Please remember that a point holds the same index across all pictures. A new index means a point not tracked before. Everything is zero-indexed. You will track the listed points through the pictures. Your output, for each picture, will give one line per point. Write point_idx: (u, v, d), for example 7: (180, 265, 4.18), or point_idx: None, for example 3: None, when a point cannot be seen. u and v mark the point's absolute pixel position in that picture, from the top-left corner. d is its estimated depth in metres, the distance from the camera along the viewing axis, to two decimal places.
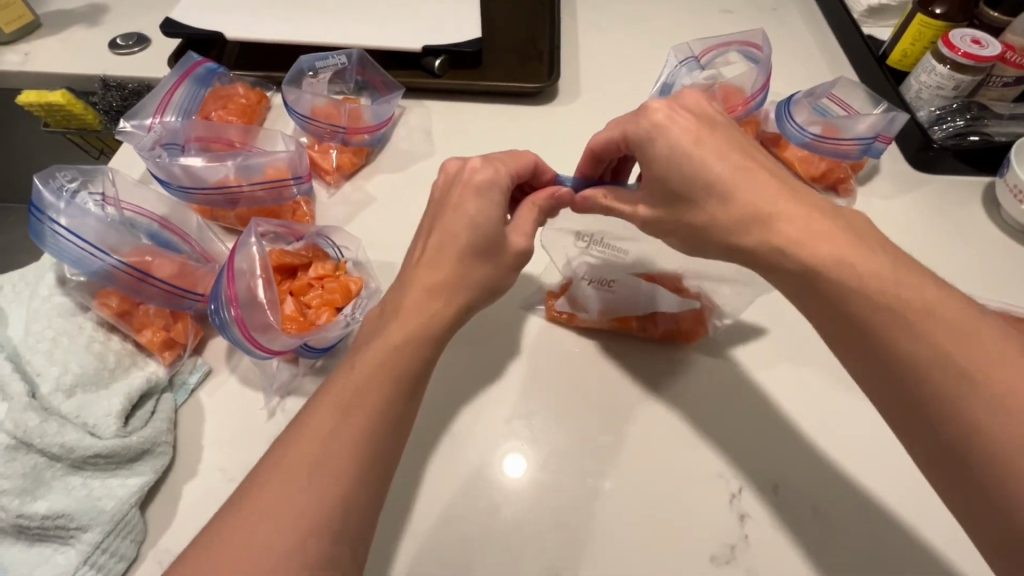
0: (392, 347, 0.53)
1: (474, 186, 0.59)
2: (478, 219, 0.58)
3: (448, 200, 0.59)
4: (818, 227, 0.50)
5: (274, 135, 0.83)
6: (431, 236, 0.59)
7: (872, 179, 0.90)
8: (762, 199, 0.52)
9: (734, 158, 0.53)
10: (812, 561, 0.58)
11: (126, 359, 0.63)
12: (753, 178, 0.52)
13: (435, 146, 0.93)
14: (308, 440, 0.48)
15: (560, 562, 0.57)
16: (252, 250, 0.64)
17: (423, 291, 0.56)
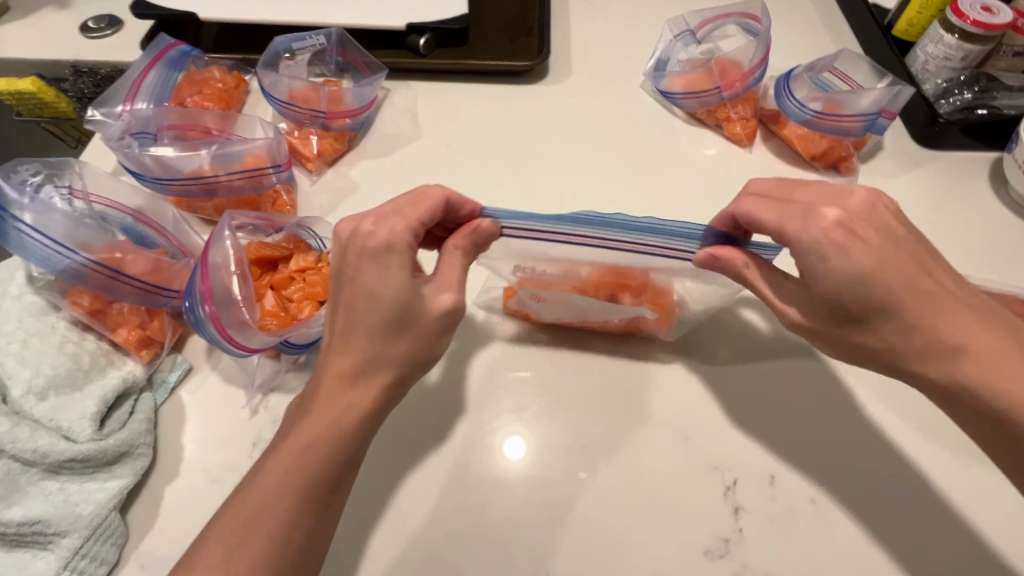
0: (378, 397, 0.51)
1: (367, 256, 0.52)
2: (383, 294, 0.50)
3: (346, 272, 0.52)
4: (1006, 361, 0.45)
5: (253, 121, 0.80)
6: (334, 318, 0.53)
7: (875, 156, 0.87)
8: (944, 327, 0.46)
9: (913, 276, 0.47)
10: (808, 554, 0.56)
11: (101, 359, 0.61)
12: (935, 298, 0.46)
13: (422, 130, 0.89)
14: (290, 447, 0.49)
15: (550, 558, 0.56)
16: (226, 244, 0.63)
17: (338, 380, 0.51)
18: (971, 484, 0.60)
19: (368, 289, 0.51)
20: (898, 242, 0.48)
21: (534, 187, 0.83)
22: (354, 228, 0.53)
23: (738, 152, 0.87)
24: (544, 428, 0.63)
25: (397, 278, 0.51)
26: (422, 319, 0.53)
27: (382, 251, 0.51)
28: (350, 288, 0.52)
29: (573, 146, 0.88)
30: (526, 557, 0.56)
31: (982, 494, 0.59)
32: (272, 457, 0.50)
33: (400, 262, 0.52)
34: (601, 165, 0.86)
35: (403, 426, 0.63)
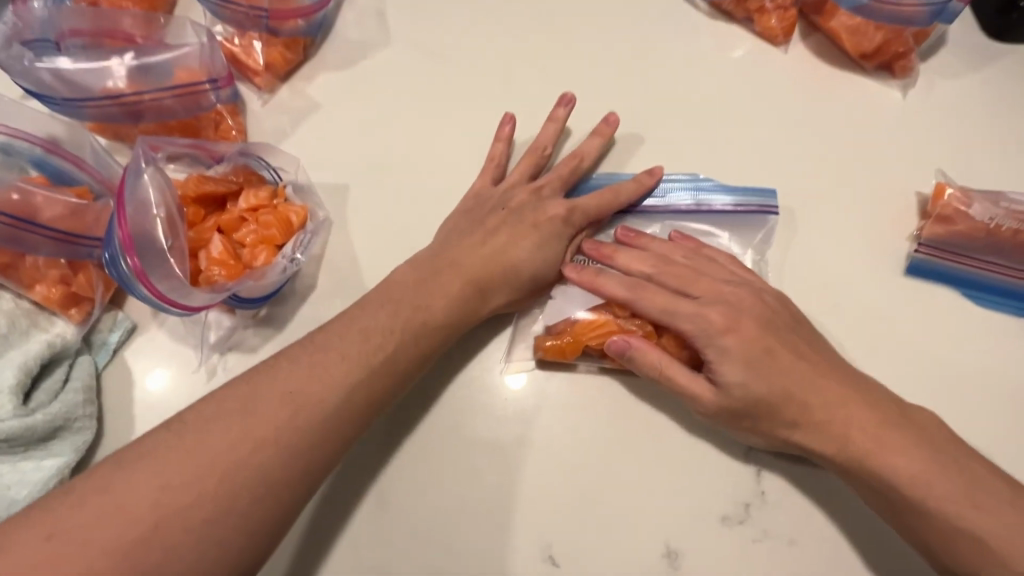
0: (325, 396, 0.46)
1: (516, 206, 0.60)
2: (511, 230, 0.58)
3: (486, 222, 0.59)
4: (833, 397, 0.50)
5: (181, 22, 0.64)
6: (474, 235, 0.58)
7: (938, 52, 0.72)
8: (760, 354, 0.51)
9: (707, 292, 0.55)
10: (836, 517, 0.51)
11: (22, 321, 0.52)
12: (838, 371, 0.52)
13: (390, 32, 0.73)
14: (227, 427, 0.43)
15: (551, 529, 0.51)
16: (145, 184, 0.53)
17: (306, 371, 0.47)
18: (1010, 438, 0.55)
19: (495, 250, 0.57)
20: (708, 270, 0.57)
21: (528, 102, 0.70)
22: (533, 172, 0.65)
23: (772, 53, 0.72)
24: (544, 386, 0.55)
25: (534, 228, 0.58)
26: (525, 284, 0.57)
27: (529, 204, 0.60)
28: (382, 299, 0.53)
29: (573, 49, 0.72)
30: (524, 527, 0.51)
31: (1019, 446, 0.55)
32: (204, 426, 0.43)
33: (542, 219, 0.59)
34: (608, 73, 0.71)
35: None
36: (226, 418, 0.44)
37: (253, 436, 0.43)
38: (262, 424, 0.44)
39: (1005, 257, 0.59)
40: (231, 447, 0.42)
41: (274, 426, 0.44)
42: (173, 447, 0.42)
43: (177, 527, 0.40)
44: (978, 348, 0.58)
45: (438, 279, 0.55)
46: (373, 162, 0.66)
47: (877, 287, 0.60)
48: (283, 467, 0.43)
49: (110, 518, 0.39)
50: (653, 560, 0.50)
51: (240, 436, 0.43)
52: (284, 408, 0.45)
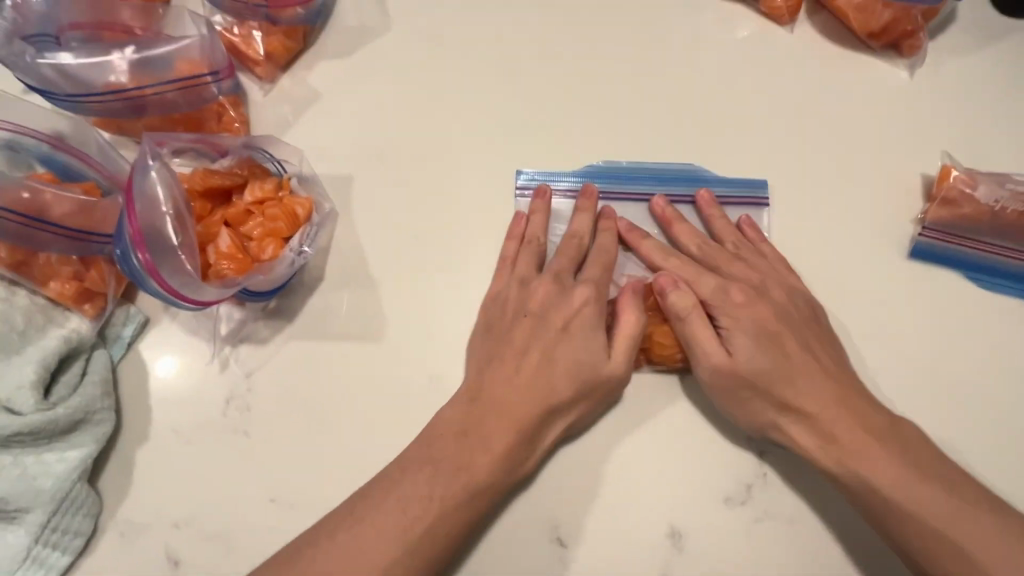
0: (419, 452, 0.49)
1: (545, 313, 0.55)
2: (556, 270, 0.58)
3: (513, 335, 0.55)
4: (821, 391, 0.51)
5: (182, 16, 0.64)
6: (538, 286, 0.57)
7: (946, 29, 0.70)
8: (760, 333, 0.54)
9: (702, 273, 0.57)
10: (836, 499, 0.53)
11: (38, 317, 0.53)
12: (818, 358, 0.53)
13: (390, 19, 0.72)
14: (366, 514, 0.46)
15: (558, 511, 0.52)
16: (151, 178, 0.54)
17: (416, 462, 0.49)
18: (1001, 417, 0.57)
19: (557, 334, 0.54)
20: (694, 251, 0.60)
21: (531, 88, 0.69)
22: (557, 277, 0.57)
23: (777, 33, 0.71)
24: None
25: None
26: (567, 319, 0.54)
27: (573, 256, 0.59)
28: (505, 371, 0.52)
29: (575, 33, 0.71)
30: (533, 510, 0.53)
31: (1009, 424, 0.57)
32: (344, 525, 0.46)
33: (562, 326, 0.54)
34: (611, 58, 0.70)
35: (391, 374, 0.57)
36: (380, 488, 0.48)
37: (400, 525, 0.46)
38: (380, 509, 0.46)
39: (1009, 238, 0.59)
40: (431, 498, 0.47)
41: (397, 497, 0.47)
42: (354, 528, 0.46)
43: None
44: (976, 330, 0.59)
45: (504, 356, 0.53)
46: (376, 152, 0.66)
47: (881, 272, 0.61)
48: (458, 498, 0.48)
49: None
50: (658, 540, 0.52)
51: (450, 479, 0.48)
52: (508, 427, 0.50)
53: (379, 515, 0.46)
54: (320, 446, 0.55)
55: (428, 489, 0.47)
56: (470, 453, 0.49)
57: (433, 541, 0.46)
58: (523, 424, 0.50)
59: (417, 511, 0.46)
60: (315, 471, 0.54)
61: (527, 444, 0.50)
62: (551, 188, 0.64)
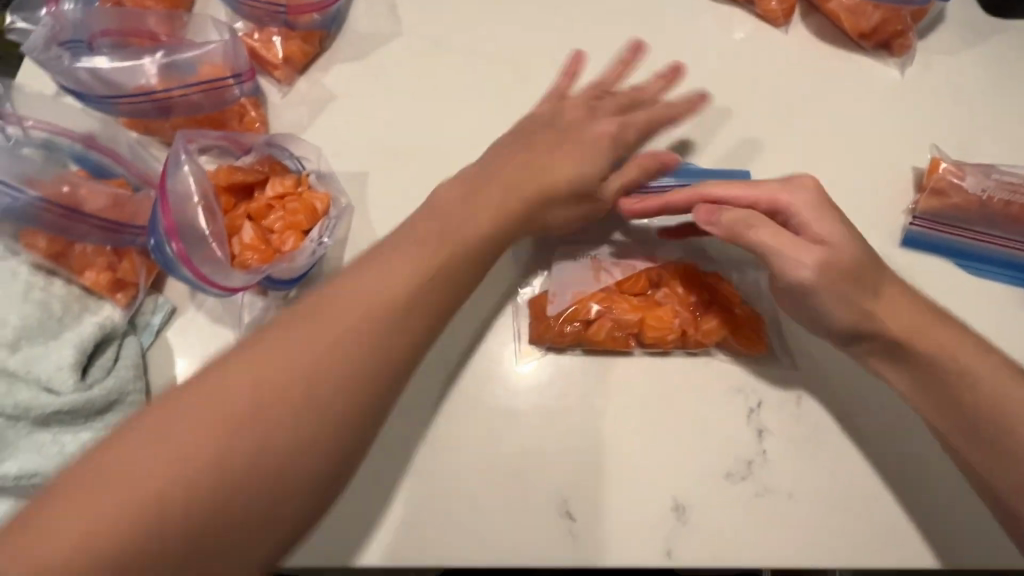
0: (265, 344, 0.44)
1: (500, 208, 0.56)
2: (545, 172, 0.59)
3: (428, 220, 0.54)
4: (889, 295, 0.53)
5: (204, 22, 0.68)
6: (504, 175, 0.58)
7: (934, 29, 0.73)
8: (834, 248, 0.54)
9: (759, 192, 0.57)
10: (832, 474, 0.55)
11: (74, 304, 0.56)
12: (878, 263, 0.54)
13: (402, 24, 0.75)
14: (202, 399, 0.41)
15: (567, 487, 0.55)
16: (184, 174, 0.58)
17: (265, 352, 0.44)
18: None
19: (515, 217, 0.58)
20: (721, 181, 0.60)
21: (537, 88, 0.72)
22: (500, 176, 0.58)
23: (772, 34, 0.74)
24: (558, 356, 0.59)
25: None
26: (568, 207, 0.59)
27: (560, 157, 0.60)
28: (390, 259, 0.50)
29: (578, 35, 0.74)
30: (543, 486, 0.55)
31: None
32: (180, 411, 0.41)
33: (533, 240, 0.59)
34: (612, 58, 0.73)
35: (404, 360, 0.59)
36: (217, 375, 0.43)
37: (232, 414, 0.41)
38: (233, 396, 0.41)
39: (996, 225, 0.62)
40: (250, 387, 0.42)
41: (249, 385, 0.42)
42: (180, 415, 0.41)
43: (240, 446, 0.41)
44: (967, 314, 0.61)
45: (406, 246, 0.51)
46: (390, 149, 0.69)
47: (874, 259, 0.64)
48: (295, 388, 0.43)
49: (186, 451, 0.40)
50: (663, 514, 0.54)
51: (264, 370, 0.43)
52: (429, 302, 0.50)
53: (276, 362, 0.43)
54: None
55: (325, 346, 0.44)
56: (303, 343, 0.44)
57: (282, 433, 0.42)
58: (365, 318, 0.46)
59: (320, 369, 0.44)
60: None
61: (368, 351, 0.46)
62: None
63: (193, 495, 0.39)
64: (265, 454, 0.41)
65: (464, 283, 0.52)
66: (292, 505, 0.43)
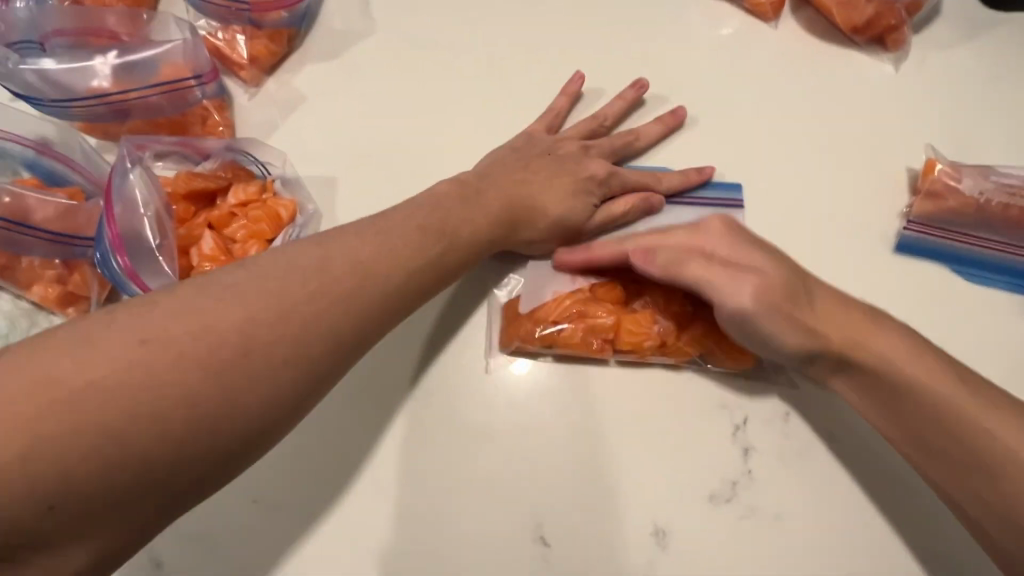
0: (186, 299, 0.38)
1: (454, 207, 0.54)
2: (522, 193, 0.59)
3: (402, 215, 0.51)
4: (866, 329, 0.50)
5: (164, 20, 0.65)
6: (488, 191, 0.57)
7: (931, 23, 0.70)
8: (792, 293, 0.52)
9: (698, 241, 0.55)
10: (821, 494, 0.52)
11: (21, 320, 0.54)
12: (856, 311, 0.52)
13: (375, 21, 0.72)
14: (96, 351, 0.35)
15: (541, 510, 0.52)
16: (131, 182, 0.55)
17: (186, 306, 0.38)
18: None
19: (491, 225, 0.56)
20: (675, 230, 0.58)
21: (516, 88, 0.69)
22: (462, 181, 0.57)
23: (761, 29, 0.71)
24: (534, 370, 0.56)
25: (523, 198, 0.58)
26: (552, 226, 0.59)
27: (542, 181, 0.60)
28: (354, 240, 0.46)
29: (558, 31, 0.71)
30: (516, 509, 0.52)
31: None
32: (67, 355, 0.34)
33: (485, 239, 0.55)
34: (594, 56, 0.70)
35: (374, 376, 0.56)
36: (126, 323, 0.36)
37: (132, 371, 0.35)
38: (131, 355, 0.35)
39: (994, 231, 0.59)
40: (149, 341, 0.36)
41: (155, 341, 0.36)
42: (72, 362, 0.34)
43: (85, 420, 0.33)
44: (965, 324, 0.58)
45: (371, 228, 0.48)
46: (360, 153, 0.66)
47: (867, 265, 0.61)
48: (215, 353, 0.37)
49: (20, 430, 0.32)
50: (642, 538, 0.51)
51: (180, 325, 0.37)
52: (355, 278, 0.44)
53: (200, 321, 0.37)
54: (304, 447, 0.54)
55: (255, 312, 0.39)
56: (231, 306, 0.39)
57: (200, 400, 0.36)
58: (319, 291, 0.42)
59: (207, 339, 0.37)
60: (297, 473, 0.54)
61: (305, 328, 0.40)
62: None
63: (62, 461, 0.32)
64: (118, 436, 0.34)
65: (401, 263, 0.47)
66: (165, 496, 0.37)
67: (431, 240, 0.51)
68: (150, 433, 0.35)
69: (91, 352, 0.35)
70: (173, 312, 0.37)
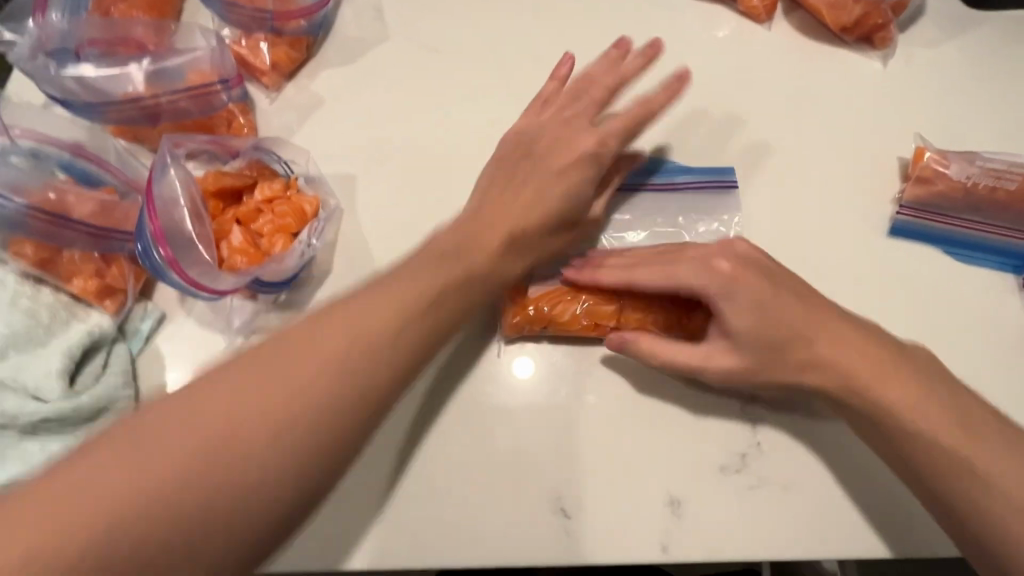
0: (273, 343, 0.45)
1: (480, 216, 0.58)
2: (520, 206, 0.58)
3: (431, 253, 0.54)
4: (854, 351, 0.51)
5: (191, 29, 0.68)
6: (488, 215, 0.57)
7: (915, 22, 0.74)
8: (791, 324, 0.52)
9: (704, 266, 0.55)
10: (827, 465, 0.55)
11: (61, 312, 0.56)
12: (855, 339, 0.52)
13: (389, 29, 0.76)
14: (205, 412, 0.41)
15: (560, 484, 0.55)
16: (174, 182, 0.58)
17: (274, 349, 0.44)
18: (991, 385, 0.59)
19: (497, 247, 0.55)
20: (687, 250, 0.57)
21: (524, 89, 0.73)
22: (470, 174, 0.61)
23: (755, 30, 0.75)
24: (548, 352, 0.59)
25: (525, 209, 0.57)
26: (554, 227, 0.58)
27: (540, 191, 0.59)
28: (406, 276, 0.51)
29: (564, 36, 0.75)
30: (538, 483, 0.55)
31: (998, 392, 0.58)
32: (183, 421, 0.40)
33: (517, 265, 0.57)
34: (598, 58, 0.74)
35: None
36: (220, 376, 0.43)
37: (238, 436, 0.40)
38: (239, 415, 0.41)
39: (981, 214, 0.62)
40: (245, 387, 0.42)
41: (254, 390, 0.42)
42: (190, 422, 0.40)
43: (207, 561, 0.39)
44: (955, 302, 0.62)
45: (421, 264, 0.52)
46: (378, 153, 0.69)
47: (862, 249, 0.64)
48: (301, 394, 0.43)
49: (147, 482, 0.38)
50: (657, 508, 0.54)
51: (275, 372, 0.43)
52: None
53: (293, 368, 0.43)
54: None
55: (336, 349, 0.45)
56: (316, 347, 0.44)
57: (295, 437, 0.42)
58: (380, 323, 0.47)
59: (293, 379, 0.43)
60: None
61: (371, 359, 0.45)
62: None
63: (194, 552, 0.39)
64: (230, 480, 0.40)
65: None
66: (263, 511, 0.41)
67: (459, 235, 0.55)
68: (251, 476, 0.40)
69: (204, 416, 0.41)
70: (264, 365, 0.43)
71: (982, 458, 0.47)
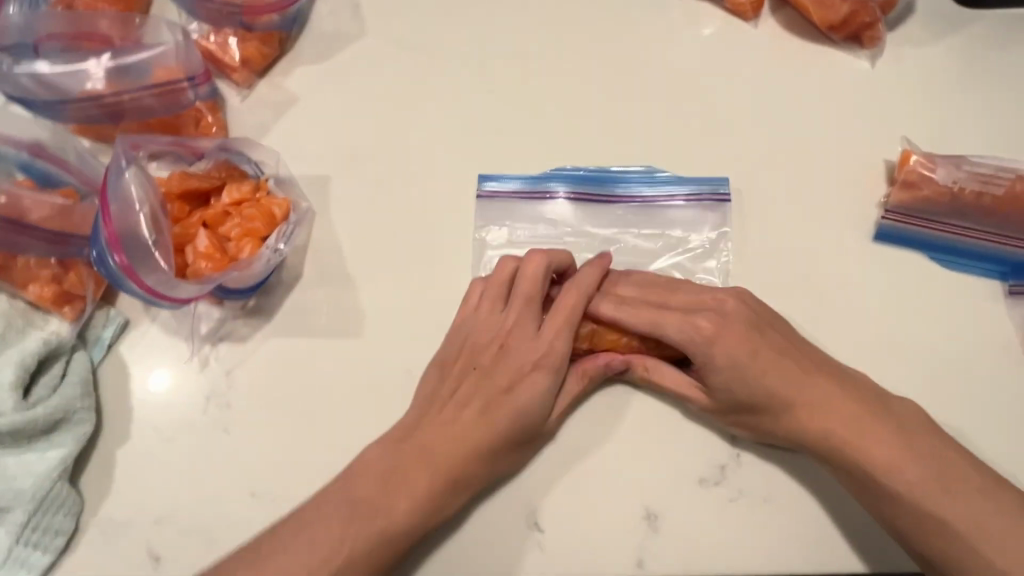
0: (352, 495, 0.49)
1: (490, 363, 0.56)
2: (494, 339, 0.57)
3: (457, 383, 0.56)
4: (844, 407, 0.50)
5: (157, 23, 0.65)
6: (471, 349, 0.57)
7: (905, 21, 0.72)
8: (786, 385, 0.51)
9: (695, 318, 0.53)
10: (809, 478, 0.53)
11: (17, 320, 0.55)
12: (845, 395, 0.51)
13: (365, 25, 0.73)
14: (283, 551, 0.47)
15: (534, 497, 0.53)
16: (129, 186, 0.56)
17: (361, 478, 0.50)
18: (971, 396, 0.58)
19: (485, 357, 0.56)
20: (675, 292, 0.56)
21: (505, 88, 0.71)
22: None
23: (742, 29, 0.73)
24: None
25: (494, 338, 0.57)
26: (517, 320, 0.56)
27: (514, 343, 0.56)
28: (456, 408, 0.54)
29: (546, 33, 0.73)
30: (510, 496, 0.53)
31: (977, 402, 0.58)
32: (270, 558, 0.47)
33: (544, 362, 0.54)
34: (581, 56, 0.72)
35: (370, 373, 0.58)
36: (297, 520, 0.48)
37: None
38: (312, 547, 0.47)
39: (967, 220, 0.61)
40: (343, 541, 0.47)
41: (333, 528, 0.48)
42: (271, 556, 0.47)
43: None
44: (941, 310, 0.60)
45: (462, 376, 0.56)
46: (353, 154, 0.67)
47: (847, 255, 0.63)
48: (367, 538, 0.48)
49: None
50: (633, 521, 0.52)
51: (361, 524, 0.48)
52: None
53: (376, 503, 0.49)
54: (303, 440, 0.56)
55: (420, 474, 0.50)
56: (389, 496, 0.50)
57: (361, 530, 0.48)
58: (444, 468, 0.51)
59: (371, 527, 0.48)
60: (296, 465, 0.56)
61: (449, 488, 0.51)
62: (509, 192, 0.66)
63: None
64: None
65: None
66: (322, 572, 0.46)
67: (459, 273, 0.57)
68: None
69: (279, 557, 0.47)
70: (348, 505, 0.49)
71: (969, 510, 0.47)
